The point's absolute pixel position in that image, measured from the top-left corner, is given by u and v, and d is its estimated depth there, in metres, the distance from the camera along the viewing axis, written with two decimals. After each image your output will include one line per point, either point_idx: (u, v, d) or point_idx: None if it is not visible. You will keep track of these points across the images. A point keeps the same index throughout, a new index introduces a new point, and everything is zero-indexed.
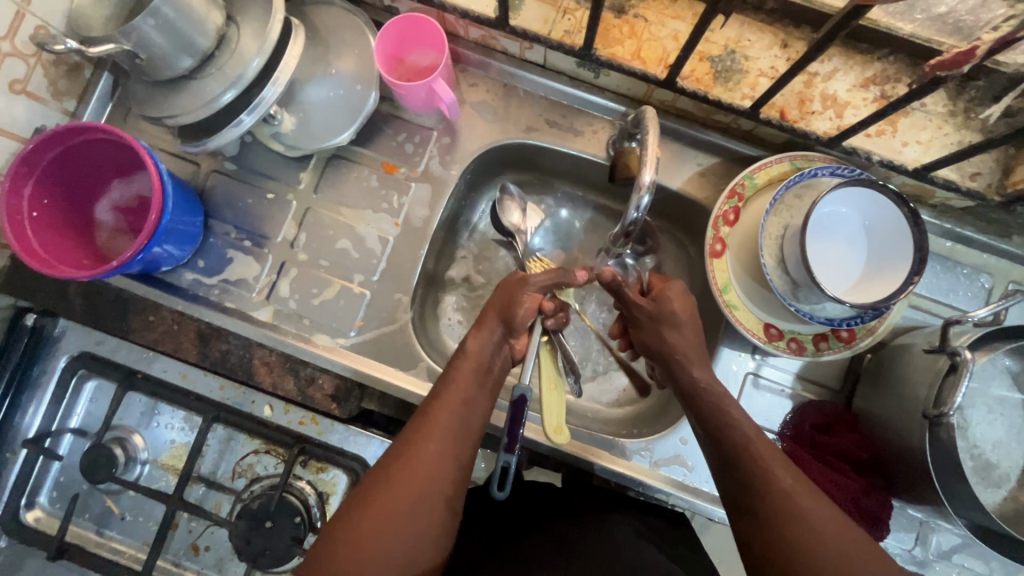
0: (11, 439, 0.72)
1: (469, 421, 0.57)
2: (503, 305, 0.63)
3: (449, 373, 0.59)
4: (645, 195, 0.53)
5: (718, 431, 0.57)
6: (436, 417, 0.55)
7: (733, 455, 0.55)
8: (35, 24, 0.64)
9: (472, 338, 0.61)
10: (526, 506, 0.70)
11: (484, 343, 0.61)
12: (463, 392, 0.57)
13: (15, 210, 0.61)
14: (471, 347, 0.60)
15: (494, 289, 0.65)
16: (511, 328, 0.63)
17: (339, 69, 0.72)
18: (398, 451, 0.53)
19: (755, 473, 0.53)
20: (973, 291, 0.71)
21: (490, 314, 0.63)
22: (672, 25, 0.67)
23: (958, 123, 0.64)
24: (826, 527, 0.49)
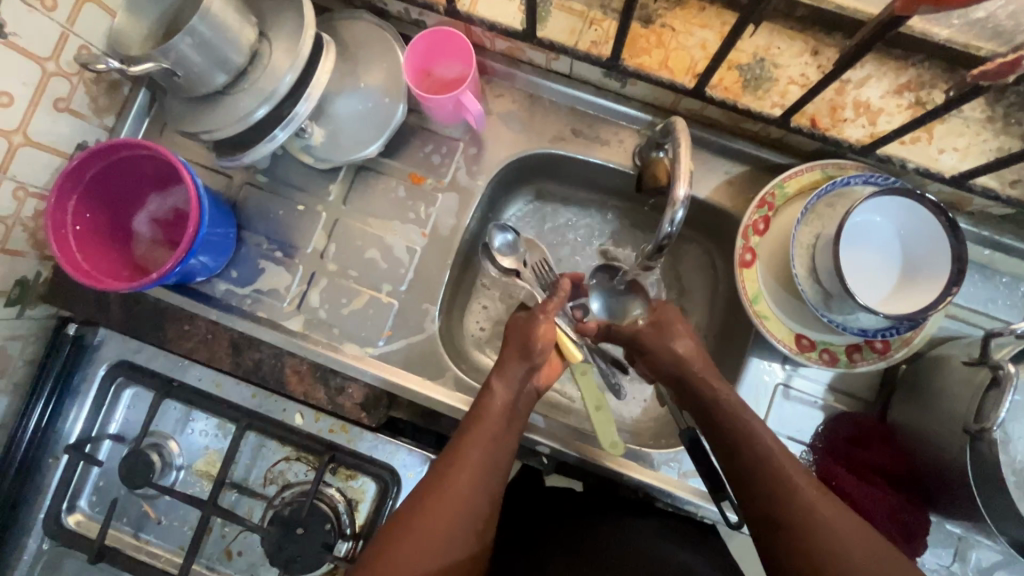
0: (54, 444, 0.74)
1: (496, 457, 0.56)
2: (524, 347, 0.62)
3: (475, 411, 0.59)
4: (679, 209, 0.52)
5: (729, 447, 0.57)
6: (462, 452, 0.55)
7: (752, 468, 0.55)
8: (78, 44, 0.66)
9: (496, 378, 0.61)
10: (551, 510, 0.70)
11: (509, 382, 0.60)
12: (488, 430, 0.57)
13: (60, 223, 0.64)
14: (495, 386, 0.60)
15: (511, 328, 0.64)
16: (530, 369, 0.62)
17: (368, 83, 0.73)
18: (428, 487, 0.54)
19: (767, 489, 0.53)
20: (1012, 301, 0.69)
21: (513, 356, 0.62)
22: (700, 33, 0.66)
23: (997, 129, 0.63)
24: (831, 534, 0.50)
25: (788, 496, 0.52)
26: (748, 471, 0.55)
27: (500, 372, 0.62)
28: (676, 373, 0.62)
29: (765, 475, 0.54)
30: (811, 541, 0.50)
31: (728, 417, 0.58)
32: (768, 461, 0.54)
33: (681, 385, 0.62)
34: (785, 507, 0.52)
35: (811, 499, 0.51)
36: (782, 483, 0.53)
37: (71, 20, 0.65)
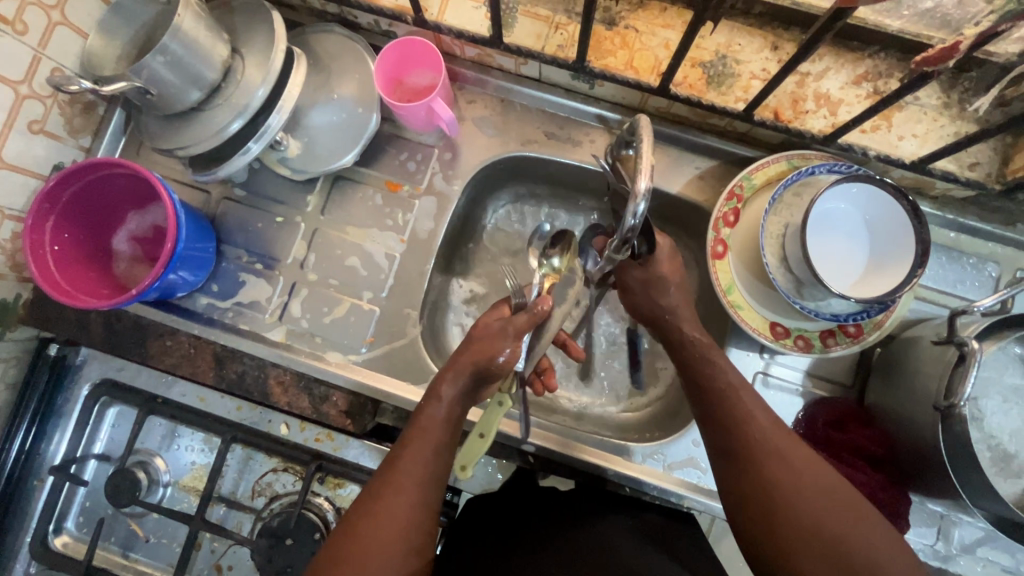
0: (38, 467, 0.74)
1: (439, 467, 0.55)
2: (482, 352, 0.58)
3: (416, 422, 0.57)
4: (642, 203, 0.51)
5: (698, 387, 0.60)
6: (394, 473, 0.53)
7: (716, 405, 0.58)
8: (50, 66, 0.67)
9: (443, 385, 0.58)
10: (534, 498, 0.71)
11: (452, 388, 0.58)
12: (424, 447, 0.55)
13: (38, 244, 0.64)
14: (441, 393, 0.58)
15: (477, 327, 0.60)
16: (482, 377, 0.59)
17: (342, 94, 0.74)
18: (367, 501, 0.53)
19: (735, 428, 0.56)
20: (981, 281, 0.70)
21: (465, 357, 0.58)
22: (664, 33, 0.68)
23: (953, 115, 0.65)
24: (789, 463, 0.53)
25: (749, 431, 0.55)
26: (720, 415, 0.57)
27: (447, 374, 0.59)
28: (654, 316, 0.66)
29: (730, 413, 0.57)
30: (804, 528, 0.50)
31: (736, 424, 0.56)
32: (741, 410, 0.56)
33: (666, 338, 0.65)
34: (743, 436, 0.55)
35: (768, 434, 0.55)
36: (775, 481, 0.52)
37: (43, 43, 0.65)
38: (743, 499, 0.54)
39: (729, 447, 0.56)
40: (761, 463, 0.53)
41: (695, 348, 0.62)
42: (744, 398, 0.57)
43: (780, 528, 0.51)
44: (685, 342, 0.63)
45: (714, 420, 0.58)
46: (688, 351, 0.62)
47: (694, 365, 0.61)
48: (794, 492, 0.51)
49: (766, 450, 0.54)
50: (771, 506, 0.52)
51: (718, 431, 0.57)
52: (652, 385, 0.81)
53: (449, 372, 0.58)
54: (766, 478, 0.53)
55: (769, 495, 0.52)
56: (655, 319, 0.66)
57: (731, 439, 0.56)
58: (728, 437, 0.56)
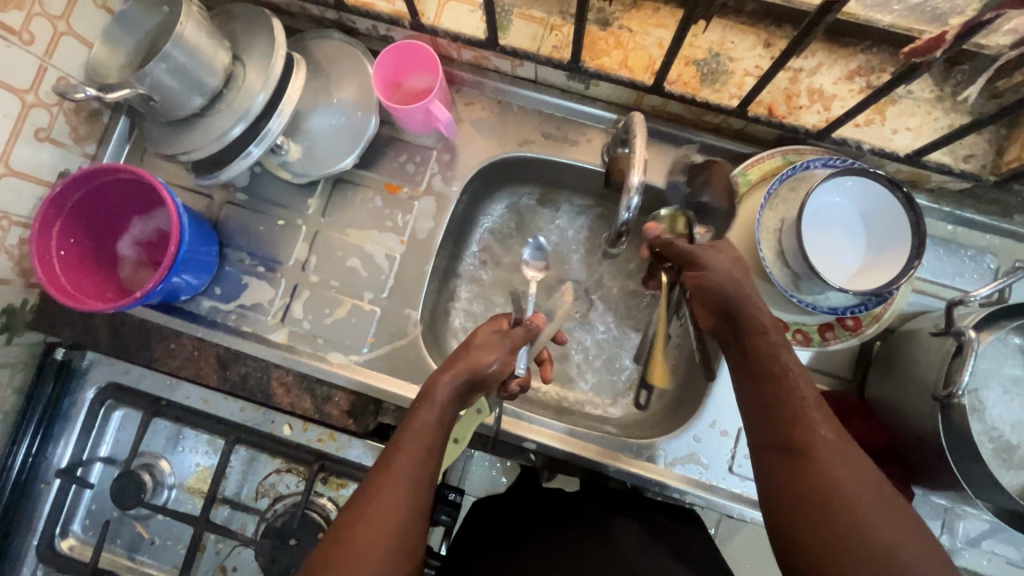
0: (45, 470, 0.75)
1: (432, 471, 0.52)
2: (478, 358, 0.57)
3: (409, 422, 0.54)
4: (633, 196, 0.51)
5: (754, 377, 0.53)
6: (391, 475, 0.50)
7: (775, 398, 0.51)
8: (56, 75, 0.68)
9: (437, 386, 0.56)
10: (535, 500, 0.72)
11: (447, 384, 0.56)
12: (421, 451, 0.52)
13: (45, 250, 0.65)
14: (434, 395, 0.55)
15: (475, 335, 0.60)
16: (477, 382, 0.58)
17: (341, 98, 0.75)
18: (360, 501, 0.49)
19: (793, 425, 0.49)
20: (980, 273, 0.70)
21: (460, 362, 0.57)
22: (657, 33, 0.69)
23: (946, 108, 0.65)
24: (848, 466, 0.47)
25: (810, 429, 0.48)
26: (776, 408, 0.50)
27: (441, 371, 0.57)
28: (721, 305, 0.56)
29: (788, 408, 0.50)
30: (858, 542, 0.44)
31: (793, 418, 0.49)
32: (800, 405, 0.50)
33: (733, 327, 0.56)
34: (800, 434, 0.48)
35: (829, 434, 0.48)
36: (834, 486, 0.46)
37: (49, 53, 0.67)
38: (790, 503, 0.48)
39: (786, 442, 0.49)
40: (824, 459, 0.47)
41: (768, 339, 0.54)
42: (803, 392, 0.50)
43: (832, 538, 0.45)
44: (755, 327, 0.54)
45: (767, 412, 0.51)
46: (758, 337, 0.54)
47: (756, 356, 0.53)
48: (852, 499, 0.45)
49: (826, 451, 0.47)
50: (825, 513, 0.45)
51: (772, 423, 0.50)
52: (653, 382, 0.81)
53: (446, 373, 0.56)
54: (827, 477, 0.46)
55: (828, 498, 0.46)
56: (724, 305, 0.56)
57: (790, 433, 0.49)
58: (784, 430, 0.49)
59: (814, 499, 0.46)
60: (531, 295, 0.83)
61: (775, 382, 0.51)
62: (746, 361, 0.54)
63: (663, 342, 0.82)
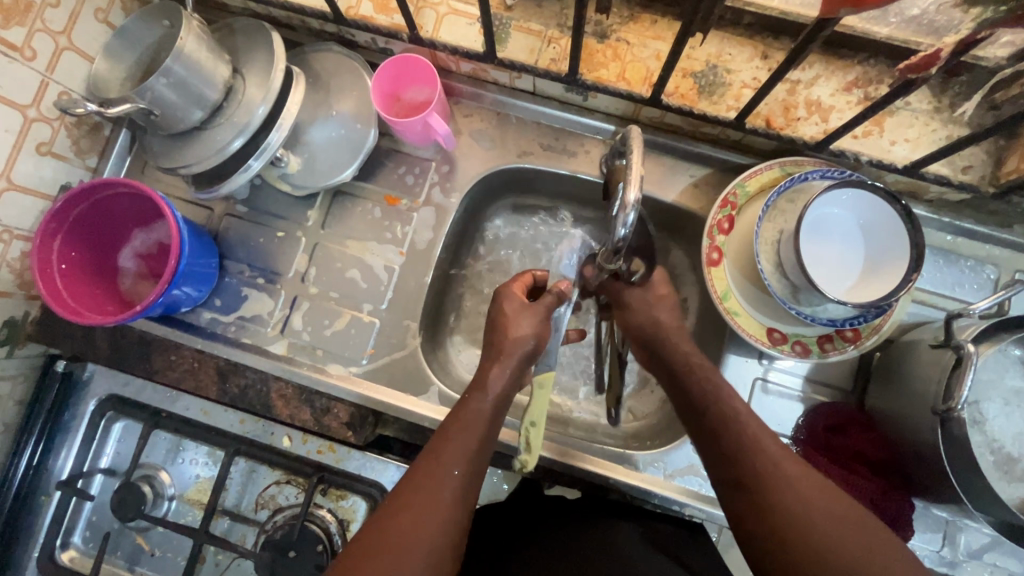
0: (46, 482, 0.75)
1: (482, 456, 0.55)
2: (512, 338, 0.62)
3: (458, 411, 0.57)
4: (631, 213, 0.51)
5: (699, 411, 0.59)
6: (447, 455, 0.53)
7: (721, 433, 0.57)
8: (58, 90, 0.69)
9: (492, 373, 0.60)
10: (541, 508, 0.71)
11: (501, 372, 0.60)
12: (472, 434, 0.55)
13: (46, 263, 0.66)
14: (484, 386, 0.59)
15: (506, 306, 0.64)
16: (524, 362, 0.61)
17: (340, 110, 0.76)
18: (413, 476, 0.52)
19: (743, 457, 0.54)
20: (980, 283, 0.70)
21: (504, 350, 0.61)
22: (654, 45, 0.69)
23: (944, 119, 0.65)
24: (798, 490, 0.51)
25: (756, 458, 0.54)
26: (722, 438, 0.57)
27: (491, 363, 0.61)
28: (655, 340, 0.65)
29: (735, 442, 0.56)
30: (817, 561, 0.48)
31: (737, 453, 0.55)
32: (749, 436, 0.55)
33: (670, 368, 0.64)
34: (750, 465, 0.54)
35: (776, 459, 0.53)
36: (789, 511, 0.50)
37: (50, 68, 0.67)
38: (759, 535, 0.51)
39: (737, 475, 0.54)
40: (774, 488, 0.52)
41: (696, 372, 0.62)
42: (744, 425, 0.56)
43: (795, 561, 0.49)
44: (683, 362, 0.63)
45: (718, 453, 0.56)
46: (692, 360, 0.63)
47: (701, 396, 0.60)
48: (803, 521, 0.49)
49: (778, 478, 0.52)
50: (787, 538, 0.49)
51: (723, 456, 0.56)
52: (652, 393, 0.81)
53: (496, 362, 0.60)
54: (776, 506, 0.51)
55: (778, 523, 0.50)
56: (652, 341, 0.65)
57: (736, 468, 0.54)
58: (733, 466, 0.55)
59: (772, 525, 0.50)
60: None
61: (719, 417, 0.58)
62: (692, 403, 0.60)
63: None
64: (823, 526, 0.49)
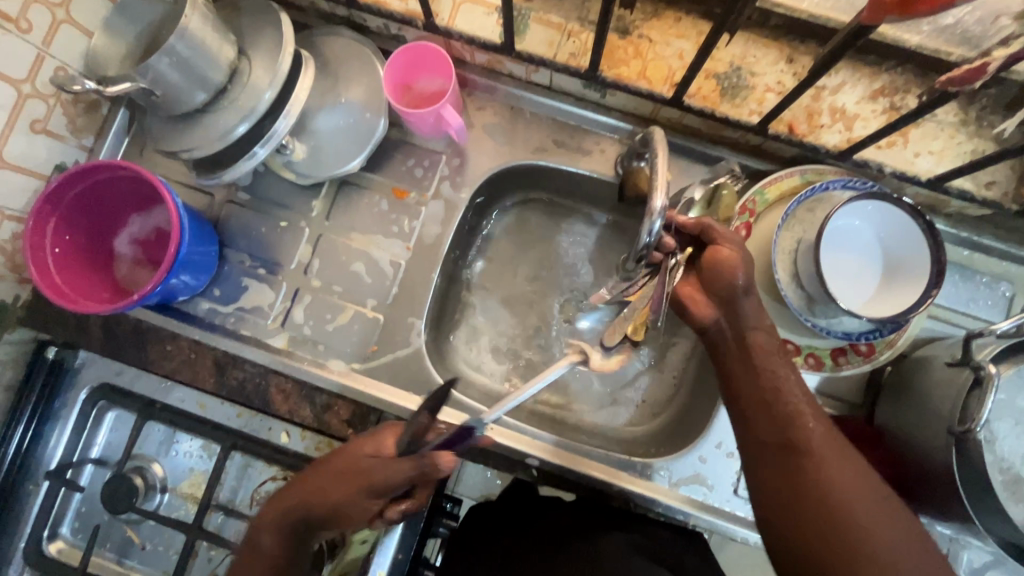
0: (34, 472, 0.73)
1: None
2: (319, 499, 0.58)
3: (244, 553, 0.58)
4: (656, 220, 0.51)
5: (748, 365, 0.58)
6: None
7: (770, 396, 0.55)
8: (54, 64, 0.66)
9: (267, 531, 0.58)
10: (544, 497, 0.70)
11: (279, 517, 0.58)
12: None
13: (38, 246, 0.63)
14: (260, 532, 0.58)
15: (336, 457, 0.59)
16: (318, 521, 0.58)
17: (349, 98, 0.73)
18: None
19: (789, 424, 0.54)
20: (994, 300, 0.69)
21: (301, 495, 0.58)
22: (678, 43, 0.67)
23: (971, 132, 0.64)
24: (842, 457, 0.52)
25: (803, 425, 0.53)
26: (769, 401, 0.55)
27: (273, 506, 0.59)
28: (730, 300, 0.59)
29: (781, 406, 0.55)
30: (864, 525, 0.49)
31: (791, 415, 0.54)
32: (794, 403, 0.55)
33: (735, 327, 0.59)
34: (800, 430, 0.53)
35: (820, 427, 0.54)
36: (835, 475, 0.51)
37: (47, 42, 0.64)
38: (783, 495, 0.52)
39: (785, 438, 0.53)
40: (821, 454, 0.52)
41: (756, 338, 0.58)
42: (793, 395, 0.55)
43: (840, 529, 0.49)
44: (763, 329, 0.59)
45: (765, 417, 0.56)
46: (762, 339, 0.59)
47: (751, 359, 0.58)
48: (846, 487, 0.50)
49: (822, 444, 0.52)
50: (832, 504, 0.50)
51: (769, 423, 0.55)
52: (656, 402, 0.80)
53: (271, 513, 0.59)
54: (823, 471, 0.51)
55: (828, 489, 0.50)
56: (733, 300, 0.59)
57: (788, 430, 0.54)
58: (781, 428, 0.54)
59: (819, 491, 0.50)
60: (538, 305, 0.82)
61: (767, 381, 0.56)
62: (745, 366, 0.58)
63: (670, 358, 0.80)
64: (862, 491, 0.50)
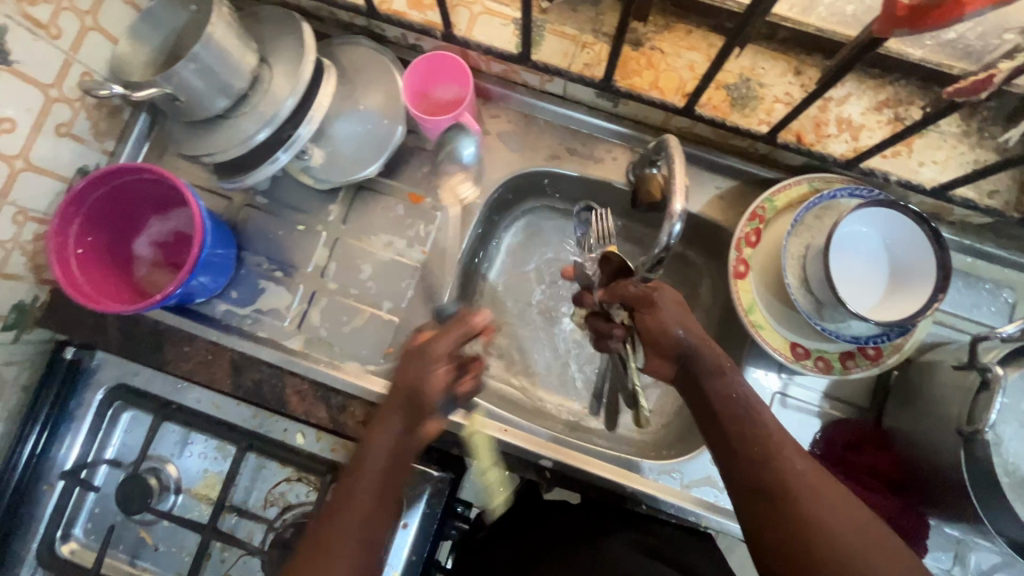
0: (47, 472, 0.73)
1: (372, 535, 0.49)
2: (404, 386, 0.54)
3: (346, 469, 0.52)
4: (677, 223, 0.53)
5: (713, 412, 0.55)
6: (348, 517, 0.49)
7: (739, 438, 0.53)
8: (80, 70, 0.67)
9: (374, 428, 0.53)
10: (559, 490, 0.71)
11: (380, 438, 0.52)
12: (358, 501, 0.50)
13: (61, 246, 0.64)
14: (369, 438, 0.53)
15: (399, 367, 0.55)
16: (410, 418, 0.53)
17: (367, 105, 0.74)
18: (313, 542, 0.48)
19: (762, 467, 0.51)
20: (997, 306, 0.71)
21: (388, 414, 0.54)
22: (688, 55, 0.69)
23: (972, 143, 0.66)
24: (819, 498, 0.49)
25: (780, 467, 0.50)
26: (740, 444, 0.52)
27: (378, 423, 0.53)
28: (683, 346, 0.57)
29: (754, 447, 0.52)
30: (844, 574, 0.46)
31: (762, 456, 0.51)
32: (771, 445, 0.52)
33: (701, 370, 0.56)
34: (771, 473, 0.50)
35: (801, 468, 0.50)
36: (815, 517, 0.48)
37: (75, 48, 0.66)
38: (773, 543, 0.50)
39: (761, 483, 0.51)
40: (794, 497, 0.49)
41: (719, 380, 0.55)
42: (772, 432, 0.52)
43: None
44: (717, 371, 0.55)
45: (736, 454, 0.53)
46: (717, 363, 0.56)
47: (715, 397, 0.55)
48: (828, 530, 0.47)
49: (797, 482, 0.50)
50: (812, 550, 0.47)
51: (743, 464, 0.52)
52: (665, 405, 0.81)
53: (378, 424, 0.53)
54: (799, 515, 0.48)
55: (808, 536, 0.48)
56: (680, 351, 0.57)
57: (761, 474, 0.51)
58: (758, 468, 0.51)
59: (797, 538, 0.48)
60: (549, 309, 0.83)
61: (740, 423, 0.53)
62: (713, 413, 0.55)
63: None
64: (846, 533, 0.47)
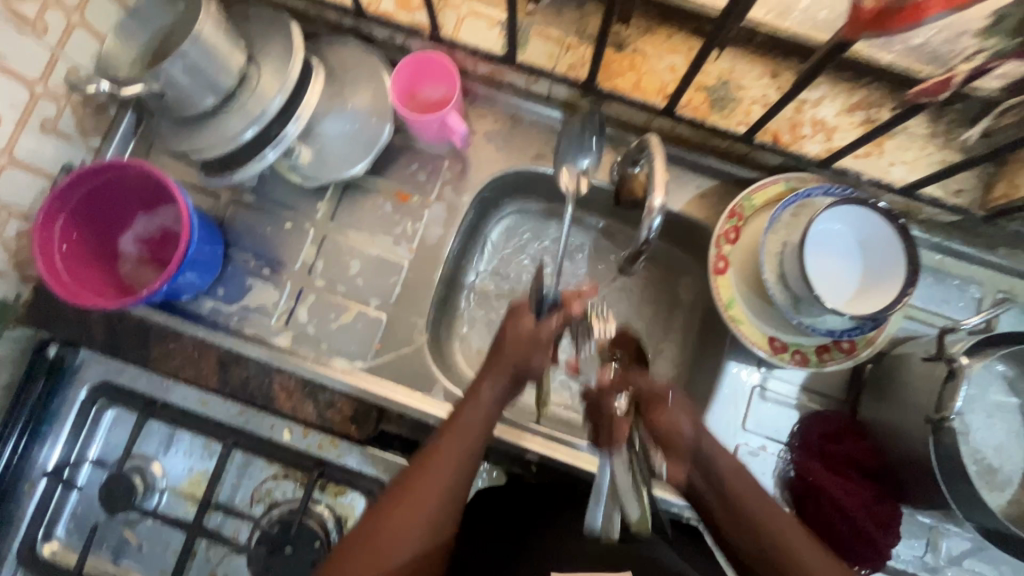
0: (29, 471, 0.72)
1: (470, 471, 0.59)
2: (519, 355, 0.61)
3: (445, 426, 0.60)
4: (656, 217, 0.55)
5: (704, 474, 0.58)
6: (434, 459, 0.57)
7: (733, 513, 0.56)
8: (67, 66, 0.67)
9: (484, 384, 0.61)
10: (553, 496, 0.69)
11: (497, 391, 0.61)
12: (464, 442, 0.59)
13: (47, 243, 0.64)
14: (479, 394, 0.60)
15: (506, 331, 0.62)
16: (517, 381, 0.62)
17: (355, 104, 0.76)
18: (405, 482, 0.57)
19: (756, 535, 0.55)
20: (965, 302, 0.74)
21: (498, 366, 0.61)
22: (669, 58, 0.72)
23: (939, 144, 0.69)
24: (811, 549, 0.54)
25: (767, 530, 0.55)
26: (733, 505, 0.56)
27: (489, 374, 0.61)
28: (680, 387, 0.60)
29: (746, 516, 0.55)
30: None
31: (757, 526, 0.55)
32: (764, 512, 0.55)
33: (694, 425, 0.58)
34: (764, 539, 0.55)
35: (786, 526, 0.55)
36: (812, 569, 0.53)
37: (61, 44, 0.66)
38: None
39: (757, 547, 0.55)
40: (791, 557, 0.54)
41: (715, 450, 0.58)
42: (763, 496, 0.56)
43: None
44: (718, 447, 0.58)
45: (733, 529, 0.56)
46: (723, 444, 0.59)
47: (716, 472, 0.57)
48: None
49: (791, 537, 0.55)
50: None
51: (734, 533, 0.56)
52: None
53: (491, 375, 0.61)
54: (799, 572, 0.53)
55: None
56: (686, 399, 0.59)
57: (760, 541, 0.55)
58: (752, 538, 0.55)
59: None
60: None
61: (735, 499, 0.56)
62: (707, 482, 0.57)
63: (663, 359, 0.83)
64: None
